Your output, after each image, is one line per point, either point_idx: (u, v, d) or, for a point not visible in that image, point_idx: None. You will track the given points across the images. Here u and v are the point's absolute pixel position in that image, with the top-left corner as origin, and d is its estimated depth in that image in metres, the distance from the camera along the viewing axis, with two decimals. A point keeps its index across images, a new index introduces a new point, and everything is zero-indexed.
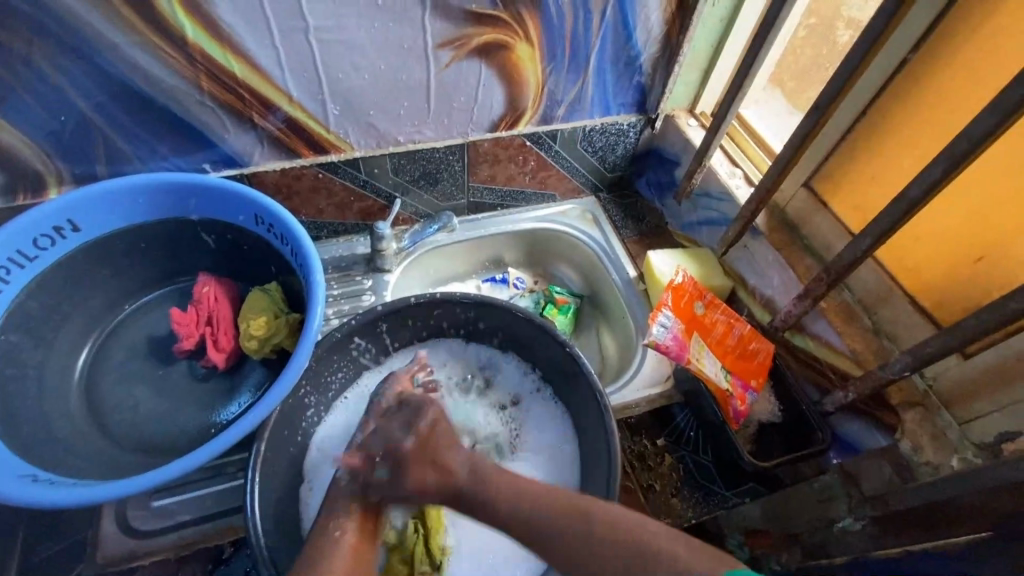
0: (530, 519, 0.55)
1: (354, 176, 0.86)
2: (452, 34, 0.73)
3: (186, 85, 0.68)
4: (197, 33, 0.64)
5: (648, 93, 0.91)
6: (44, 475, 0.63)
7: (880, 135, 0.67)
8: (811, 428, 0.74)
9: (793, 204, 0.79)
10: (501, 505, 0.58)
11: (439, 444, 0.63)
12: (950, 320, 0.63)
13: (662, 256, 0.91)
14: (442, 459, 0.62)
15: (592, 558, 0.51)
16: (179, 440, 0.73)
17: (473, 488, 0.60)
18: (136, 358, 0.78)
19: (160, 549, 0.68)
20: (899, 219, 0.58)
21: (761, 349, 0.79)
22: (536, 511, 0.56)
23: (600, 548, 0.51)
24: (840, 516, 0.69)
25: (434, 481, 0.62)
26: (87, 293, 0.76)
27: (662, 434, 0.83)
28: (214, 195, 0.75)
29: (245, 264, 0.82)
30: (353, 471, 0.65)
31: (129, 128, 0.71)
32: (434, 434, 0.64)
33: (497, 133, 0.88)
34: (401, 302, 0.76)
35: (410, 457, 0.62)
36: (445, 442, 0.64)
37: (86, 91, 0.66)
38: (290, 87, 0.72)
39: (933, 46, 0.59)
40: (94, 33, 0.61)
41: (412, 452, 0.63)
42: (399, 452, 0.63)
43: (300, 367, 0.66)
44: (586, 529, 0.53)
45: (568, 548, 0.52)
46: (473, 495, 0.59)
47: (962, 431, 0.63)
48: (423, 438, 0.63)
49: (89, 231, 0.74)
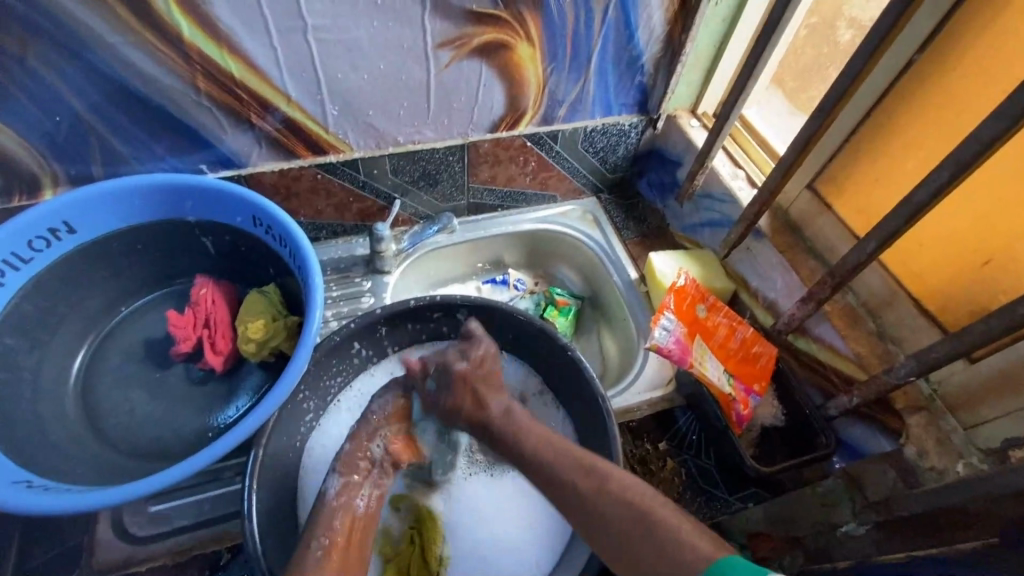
0: (552, 471, 0.60)
1: (353, 177, 0.85)
2: (452, 34, 0.72)
3: (182, 85, 0.67)
4: (193, 33, 0.63)
5: (650, 93, 0.90)
6: (39, 480, 0.62)
7: (884, 137, 0.66)
8: (814, 432, 0.74)
9: (796, 206, 0.78)
10: (530, 453, 0.63)
11: (480, 391, 0.69)
12: (956, 325, 0.62)
13: (664, 258, 0.90)
14: (484, 397, 0.69)
15: (597, 513, 0.55)
16: (175, 445, 0.72)
17: (508, 434, 0.66)
18: (132, 362, 0.77)
19: (157, 555, 0.68)
20: (905, 222, 0.58)
21: (764, 353, 0.78)
22: (557, 464, 0.60)
23: (607, 509, 0.54)
24: (843, 521, 0.70)
25: (481, 396, 0.69)
26: (83, 296, 0.75)
27: (665, 438, 0.82)
28: (211, 197, 0.74)
29: (243, 266, 0.81)
30: (338, 483, 0.65)
31: (125, 129, 0.71)
32: (479, 372, 0.70)
33: (497, 134, 0.87)
34: (401, 305, 0.75)
35: (458, 379, 0.70)
36: (488, 383, 0.70)
37: (81, 92, 0.65)
38: (288, 87, 0.71)
39: (939, 46, 0.58)
40: (89, 33, 0.60)
41: (465, 374, 0.70)
42: (452, 371, 0.70)
43: (298, 371, 0.65)
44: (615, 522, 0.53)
45: (577, 500, 0.57)
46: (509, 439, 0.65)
47: (967, 436, 0.62)
48: (477, 366, 0.70)
49: (85, 233, 0.73)
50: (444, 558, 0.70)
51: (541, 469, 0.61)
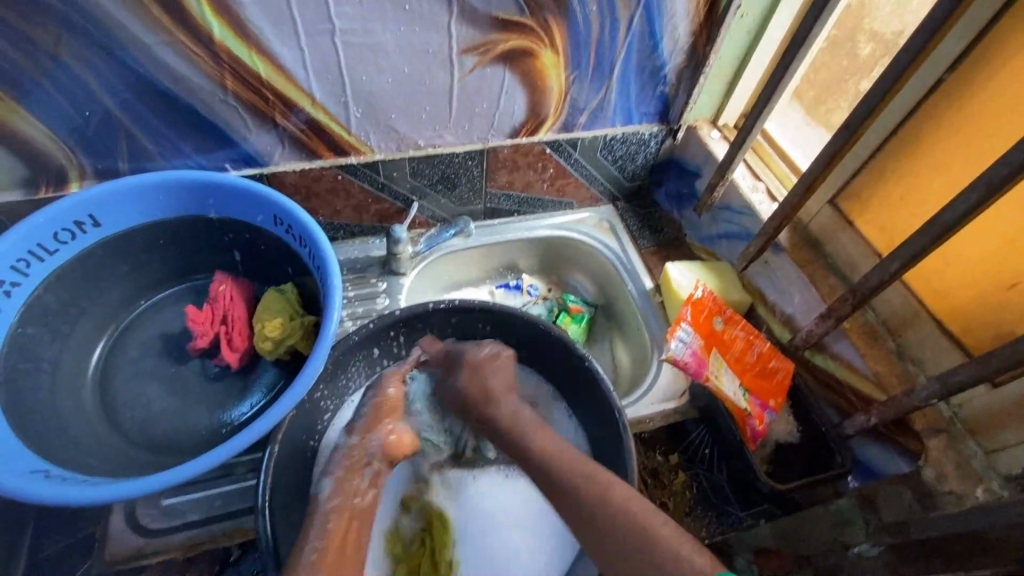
0: (578, 498, 0.57)
1: (373, 179, 0.86)
2: (477, 41, 0.72)
3: (210, 85, 0.68)
4: (224, 33, 0.63)
5: (671, 103, 0.90)
6: (57, 471, 0.63)
7: (908, 155, 0.66)
8: (830, 451, 0.73)
9: (816, 221, 0.78)
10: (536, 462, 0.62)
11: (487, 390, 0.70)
12: (980, 348, 0.62)
13: (681, 268, 0.90)
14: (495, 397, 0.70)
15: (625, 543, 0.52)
16: (190, 441, 0.72)
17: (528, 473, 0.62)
18: (150, 355, 0.78)
19: (169, 548, 0.68)
20: (930, 242, 0.57)
21: (781, 368, 0.77)
22: (564, 474, 0.59)
23: (612, 525, 0.54)
24: (856, 541, 0.69)
25: (479, 400, 0.69)
26: (104, 288, 0.76)
27: (677, 450, 0.82)
28: (233, 195, 0.75)
29: (263, 265, 0.82)
30: (330, 484, 0.62)
31: (153, 126, 0.72)
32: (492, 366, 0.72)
33: (517, 140, 0.88)
34: (420, 307, 0.76)
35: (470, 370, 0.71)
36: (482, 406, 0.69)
37: (112, 88, 0.66)
38: (314, 89, 0.72)
39: (969, 66, 0.57)
40: (123, 31, 0.61)
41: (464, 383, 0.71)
42: (456, 384, 0.71)
43: (316, 369, 0.65)
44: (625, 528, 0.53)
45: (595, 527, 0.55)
46: (517, 445, 0.64)
47: (988, 461, 0.61)
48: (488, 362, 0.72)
49: (108, 226, 0.73)
50: (453, 562, 0.70)
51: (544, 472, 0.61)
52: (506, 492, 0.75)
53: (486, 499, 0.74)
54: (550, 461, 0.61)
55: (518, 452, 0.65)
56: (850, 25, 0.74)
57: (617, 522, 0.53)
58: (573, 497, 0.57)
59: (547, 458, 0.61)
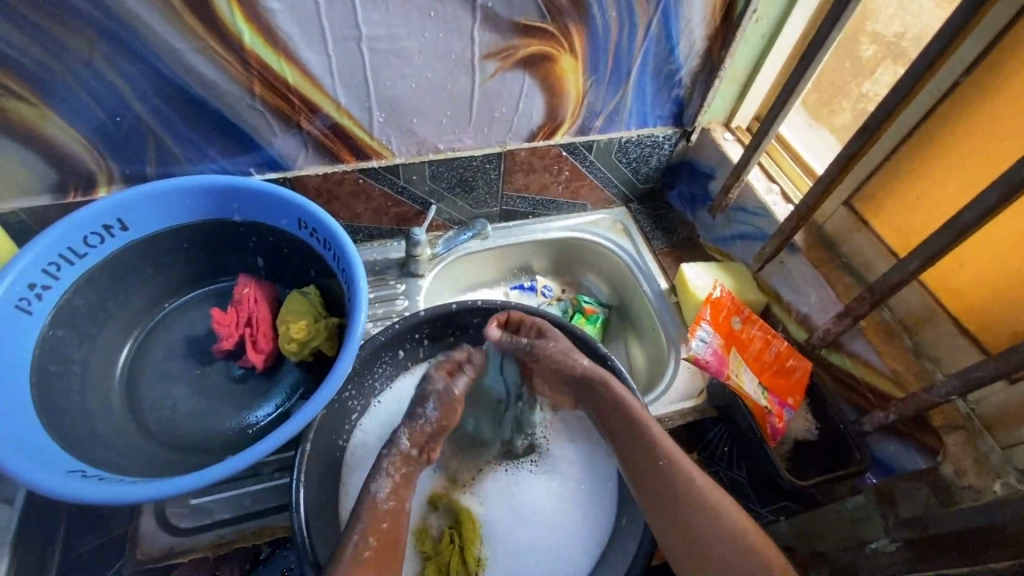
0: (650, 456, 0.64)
1: (393, 182, 0.87)
2: (499, 46, 0.73)
3: (238, 90, 0.69)
4: (253, 40, 0.65)
5: (686, 106, 0.91)
6: (92, 470, 0.63)
7: (924, 157, 0.67)
8: (848, 448, 0.74)
9: (831, 221, 0.79)
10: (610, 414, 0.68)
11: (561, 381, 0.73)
12: (997, 346, 0.63)
13: (697, 269, 0.91)
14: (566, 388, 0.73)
15: (682, 510, 0.60)
16: (218, 442, 0.73)
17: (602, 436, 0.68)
18: (176, 358, 0.79)
19: (198, 546, 0.69)
20: (950, 241, 0.58)
21: (800, 366, 0.78)
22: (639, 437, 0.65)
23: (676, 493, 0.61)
24: (874, 537, 0.70)
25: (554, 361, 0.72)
26: (131, 291, 0.77)
27: (697, 448, 0.86)
28: (259, 198, 0.76)
29: (286, 267, 0.83)
30: (389, 484, 0.64)
31: (180, 130, 0.73)
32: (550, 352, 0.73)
33: (534, 143, 0.89)
34: (443, 308, 0.77)
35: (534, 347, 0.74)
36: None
37: (143, 94, 0.68)
38: (338, 94, 0.73)
39: (986, 68, 0.58)
40: (156, 38, 0.63)
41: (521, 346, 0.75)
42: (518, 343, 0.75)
43: (346, 368, 0.66)
44: (687, 497, 0.60)
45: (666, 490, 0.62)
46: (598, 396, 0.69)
47: (1005, 455, 0.62)
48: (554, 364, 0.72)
49: (136, 230, 0.75)
50: (481, 559, 0.71)
51: (619, 425, 0.67)
52: (534, 489, 0.75)
53: (514, 496, 0.75)
54: (632, 421, 0.66)
55: (595, 404, 0.70)
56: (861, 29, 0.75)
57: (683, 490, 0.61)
58: (648, 456, 0.64)
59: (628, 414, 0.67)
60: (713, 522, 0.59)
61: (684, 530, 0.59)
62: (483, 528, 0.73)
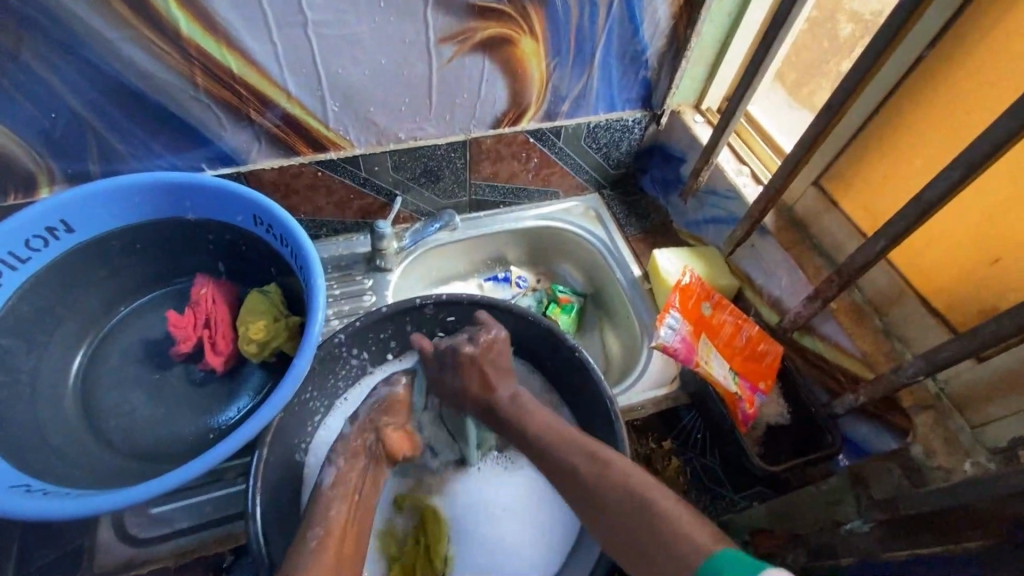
0: (576, 469, 0.57)
1: (354, 174, 0.84)
2: (454, 29, 0.71)
3: (181, 82, 0.66)
4: (192, 29, 0.62)
5: (654, 88, 0.89)
6: (38, 484, 0.61)
7: (890, 134, 0.66)
8: (819, 430, 0.74)
9: (801, 202, 0.78)
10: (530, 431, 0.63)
11: (490, 374, 0.68)
12: (964, 324, 0.62)
13: (668, 255, 0.89)
14: (493, 381, 0.68)
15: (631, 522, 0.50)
16: (176, 449, 0.71)
17: None
18: (131, 363, 0.76)
19: (159, 556, 0.68)
20: (913, 221, 0.57)
21: (771, 350, 0.77)
22: (564, 454, 0.59)
23: (609, 499, 0.53)
24: (848, 518, 0.68)
25: (478, 391, 0.68)
26: (81, 297, 0.74)
27: (670, 436, 0.83)
28: (211, 195, 0.73)
29: (244, 266, 0.80)
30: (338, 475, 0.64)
31: (123, 127, 0.70)
32: (488, 356, 0.69)
33: (500, 130, 0.86)
34: (406, 303, 0.75)
35: (466, 367, 0.68)
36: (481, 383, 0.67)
37: (78, 89, 0.64)
38: (288, 83, 0.70)
39: (951, 40, 0.57)
40: (87, 30, 0.59)
41: (468, 358, 0.68)
42: (461, 355, 0.68)
43: (302, 370, 0.64)
44: (624, 508, 0.52)
45: (575, 484, 0.57)
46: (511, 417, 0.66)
47: (975, 434, 0.62)
48: (487, 349, 0.69)
49: (82, 232, 0.72)
50: (447, 558, 0.70)
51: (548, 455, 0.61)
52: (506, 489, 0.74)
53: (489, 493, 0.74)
54: (560, 440, 0.61)
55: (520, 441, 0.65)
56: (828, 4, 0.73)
57: (614, 492, 0.53)
58: (576, 473, 0.57)
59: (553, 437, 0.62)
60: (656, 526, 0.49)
61: (612, 522, 0.52)
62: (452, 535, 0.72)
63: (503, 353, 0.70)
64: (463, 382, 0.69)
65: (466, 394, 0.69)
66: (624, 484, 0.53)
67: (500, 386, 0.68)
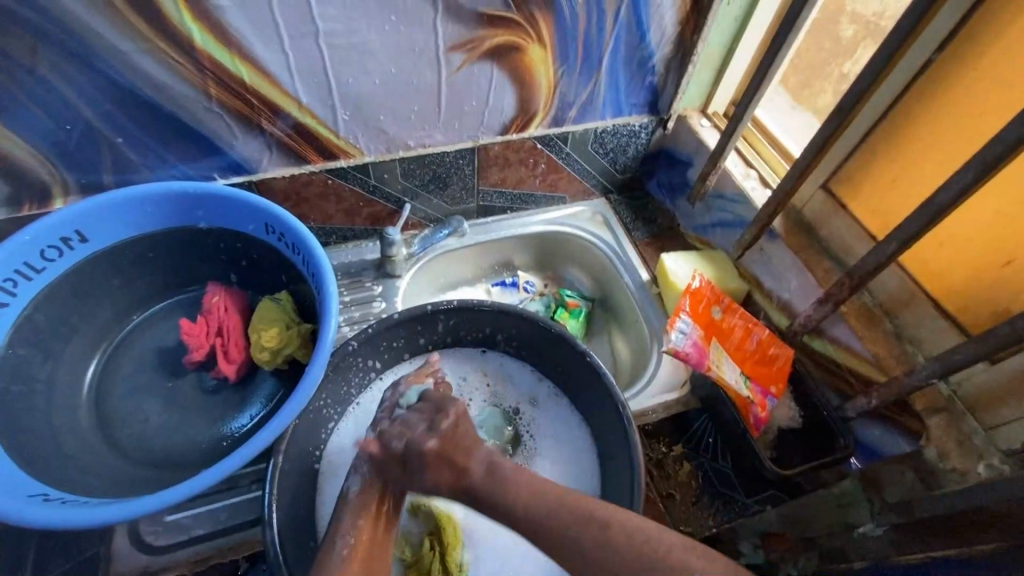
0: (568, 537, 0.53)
1: (364, 182, 0.85)
2: (463, 37, 0.71)
3: (194, 92, 0.67)
4: (205, 40, 0.62)
5: (661, 93, 0.89)
6: (56, 493, 0.62)
7: (898, 137, 0.66)
8: (831, 434, 0.74)
9: (810, 205, 0.78)
10: (519, 509, 0.56)
11: (461, 442, 0.62)
12: (976, 326, 0.62)
13: (677, 259, 0.90)
14: (464, 458, 0.60)
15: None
16: (190, 456, 0.71)
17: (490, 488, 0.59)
18: (145, 371, 0.77)
19: (174, 563, 0.68)
20: (924, 224, 0.57)
21: (782, 354, 0.77)
22: (549, 521, 0.54)
23: (614, 562, 0.51)
24: (861, 521, 0.70)
25: (446, 479, 0.60)
26: (96, 305, 0.75)
27: (681, 441, 0.84)
28: (223, 204, 0.74)
29: (256, 274, 0.81)
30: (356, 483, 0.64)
31: (137, 137, 0.70)
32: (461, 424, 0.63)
33: (507, 136, 0.87)
34: (418, 309, 0.75)
35: (428, 451, 0.60)
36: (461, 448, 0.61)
37: (93, 101, 0.65)
38: (300, 93, 0.71)
39: (959, 43, 0.57)
40: (102, 42, 0.60)
41: (434, 453, 0.60)
42: (425, 432, 0.62)
43: (316, 378, 0.64)
44: (629, 567, 0.51)
45: (569, 546, 0.53)
46: (491, 494, 0.58)
47: (989, 437, 0.61)
48: (460, 413, 0.64)
49: (96, 242, 0.72)
50: (463, 564, 0.70)
51: (535, 523, 0.55)
52: None
53: (503, 497, 0.75)
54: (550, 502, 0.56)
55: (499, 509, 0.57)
56: (834, 8, 0.74)
57: (625, 552, 0.51)
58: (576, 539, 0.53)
59: (544, 505, 0.56)
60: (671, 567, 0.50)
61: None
62: (466, 551, 0.71)
63: (472, 420, 0.64)
64: (421, 472, 0.60)
65: (430, 487, 0.61)
66: (631, 545, 0.51)
67: (474, 458, 0.61)
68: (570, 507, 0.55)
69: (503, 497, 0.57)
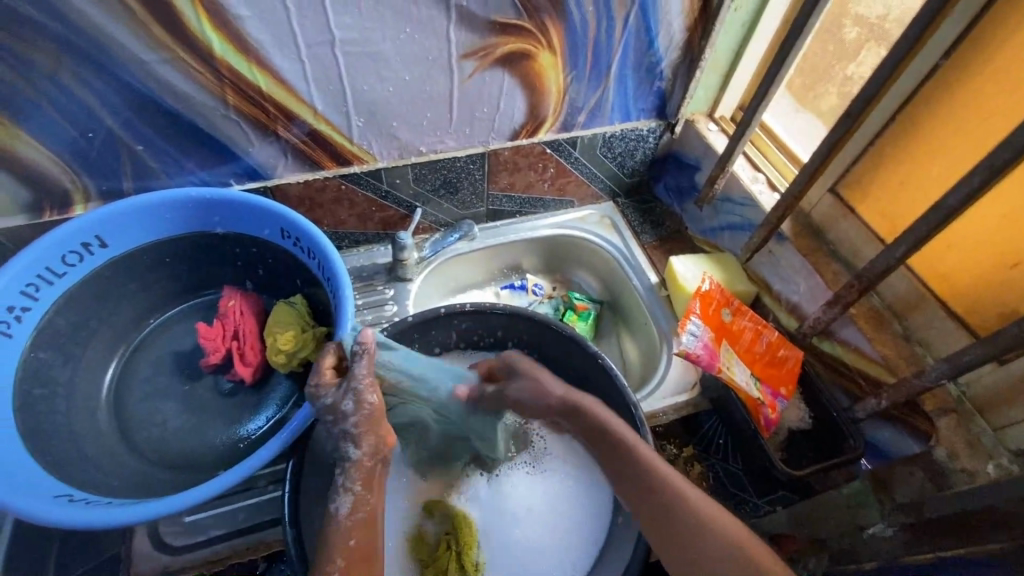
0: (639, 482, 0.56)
1: (376, 187, 0.86)
2: (476, 45, 0.72)
3: (212, 100, 0.68)
4: (224, 49, 0.64)
5: (668, 98, 0.91)
6: (80, 494, 0.63)
7: (905, 141, 0.67)
8: (841, 435, 0.75)
9: (818, 209, 0.79)
10: (599, 428, 0.61)
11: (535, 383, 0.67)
12: (985, 328, 0.63)
13: (686, 262, 0.91)
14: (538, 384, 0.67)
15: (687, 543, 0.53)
16: (208, 458, 0.72)
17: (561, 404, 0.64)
18: (162, 374, 0.78)
19: (193, 563, 0.69)
20: (933, 227, 0.58)
21: (791, 356, 0.79)
22: (622, 464, 0.58)
23: (672, 519, 0.54)
24: (871, 522, 0.69)
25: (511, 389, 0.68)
26: (114, 309, 0.76)
27: (692, 442, 0.86)
28: (240, 210, 0.75)
29: (271, 278, 0.82)
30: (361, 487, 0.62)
31: (155, 144, 0.72)
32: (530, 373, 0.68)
33: (517, 141, 0.88)
34: (432, 312, 0.76)
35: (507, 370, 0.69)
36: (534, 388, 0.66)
37: (114, 108, 0.66)
38: (315, 100, 0.72)
39: (965, 50, 0.58)
40: (123, 51, 0.61)
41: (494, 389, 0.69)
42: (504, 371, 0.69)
43: None
44: (680, 529, 0.53)
45: (635, 491, 0.57)
46: (564, 406, 0.64)
47: (998, 437, 0.62)
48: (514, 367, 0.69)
49: (115, 246, 0.73)
50: (480, 564, 0.71)
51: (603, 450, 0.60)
52: (528, 495, 0.76)
53: (516, 499, 0.76)
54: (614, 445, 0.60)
55: (578, 426, 0.63)
56: (838, 13, 0.74)
57: (681, 514, 0.54)
58: (640, 480, 0.56)
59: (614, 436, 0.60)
60: (716, 541, 0.52)
61: (674, 533, 0.54)
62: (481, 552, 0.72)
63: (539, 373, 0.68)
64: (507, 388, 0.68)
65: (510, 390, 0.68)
66: (690, 509, 0.54)
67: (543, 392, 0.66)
68: (640, 454, 0.58)
69: (586, 424, 0.62)
